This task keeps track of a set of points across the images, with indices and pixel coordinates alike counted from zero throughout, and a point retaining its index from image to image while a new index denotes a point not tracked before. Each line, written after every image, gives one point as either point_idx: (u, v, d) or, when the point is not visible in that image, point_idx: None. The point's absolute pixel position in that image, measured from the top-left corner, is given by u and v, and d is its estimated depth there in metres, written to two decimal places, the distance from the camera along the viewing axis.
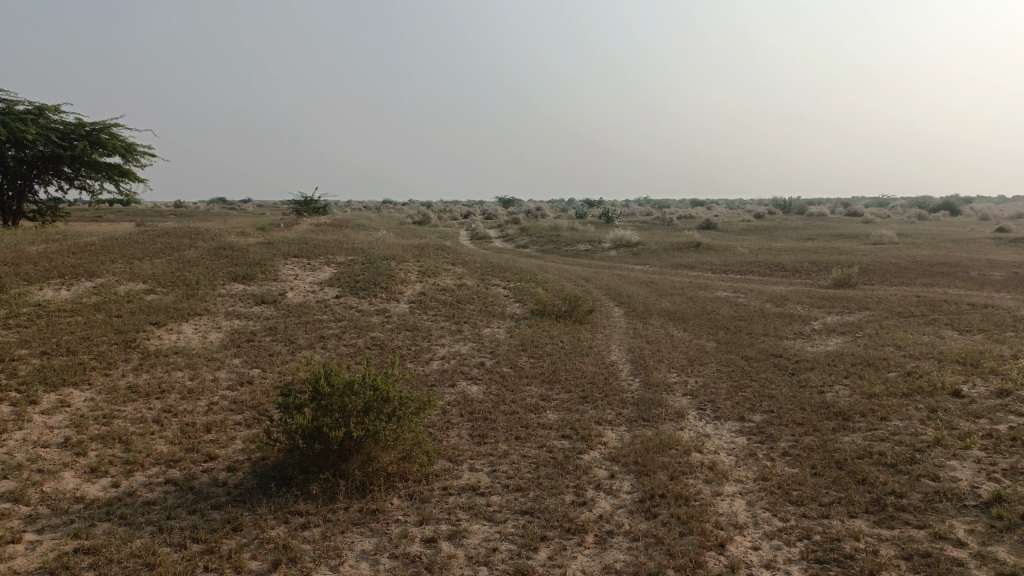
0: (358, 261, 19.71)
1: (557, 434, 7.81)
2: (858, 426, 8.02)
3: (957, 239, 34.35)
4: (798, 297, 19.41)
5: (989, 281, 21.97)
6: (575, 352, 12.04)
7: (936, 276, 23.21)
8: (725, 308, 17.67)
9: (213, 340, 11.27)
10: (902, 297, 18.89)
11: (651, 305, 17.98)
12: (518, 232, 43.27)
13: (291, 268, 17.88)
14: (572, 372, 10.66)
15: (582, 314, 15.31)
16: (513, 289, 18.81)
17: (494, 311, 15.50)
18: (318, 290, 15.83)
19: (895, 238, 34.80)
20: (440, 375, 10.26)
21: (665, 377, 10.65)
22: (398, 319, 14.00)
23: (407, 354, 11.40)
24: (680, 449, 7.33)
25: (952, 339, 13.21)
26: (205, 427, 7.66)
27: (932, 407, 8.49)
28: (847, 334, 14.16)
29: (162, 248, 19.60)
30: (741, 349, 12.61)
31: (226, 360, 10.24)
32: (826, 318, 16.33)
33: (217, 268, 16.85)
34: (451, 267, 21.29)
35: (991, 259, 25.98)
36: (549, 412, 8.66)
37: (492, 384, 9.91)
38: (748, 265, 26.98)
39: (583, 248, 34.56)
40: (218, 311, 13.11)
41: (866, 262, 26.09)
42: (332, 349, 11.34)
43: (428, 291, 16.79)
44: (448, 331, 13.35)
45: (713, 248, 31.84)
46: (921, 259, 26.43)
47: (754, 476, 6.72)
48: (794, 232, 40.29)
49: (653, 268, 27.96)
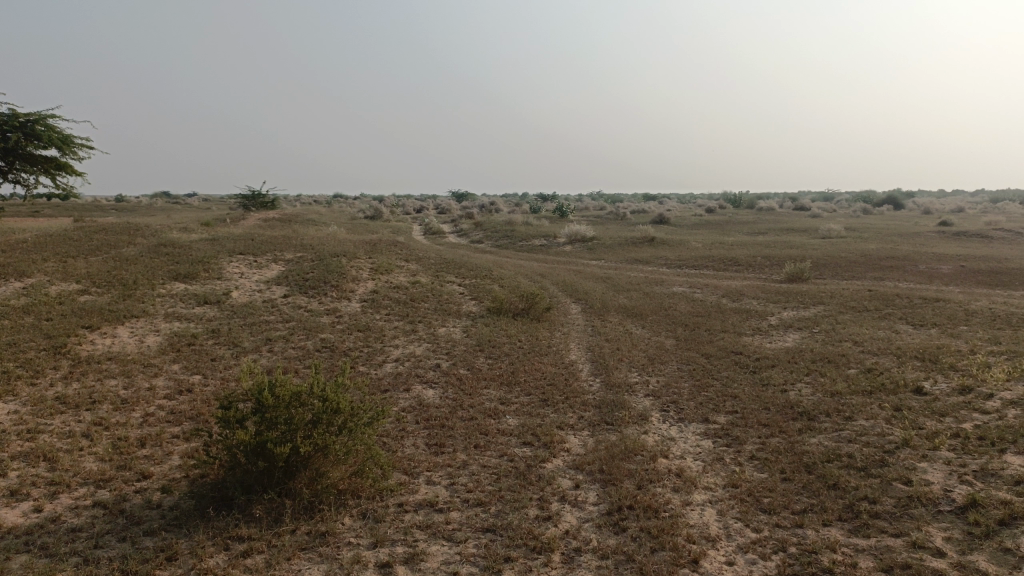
0: (307, 258, 19.08)
1: (517, 441, 7.47)
2: (824, 427, 7.85)
3: (903, 233, 35.03)
4: (753, 292, 19.41)
5: (937, 275, 22.32)
6: (533, 352, 11.72)
7: (885, 269, 23.52)
8: (682, 304, 17.53)
9: (151, 344, 10.65)
10: (854, 291, 19.01)
11: (608, 301, 17.75)
12: (472, 227, 42.77)
13: (236, 266, 17.19)
14: (531, 373, 10.33)
15: (539, 312, 14.99)
16: (468, 286, 18.41)
17: (449, 310, 15.08)
18: (265, 289, 15.21)
19: (843, 232, 35.30)
20: (393, 379, 9.83)
21: (626, 377, 10.39)
22: (349, 319, 13.50)
23: (358, 357, 10.93)
24: (646, 455, 7.06)
25: (908, 334, 13.24)
26: (140, 441, 7.13)
27: (896, 406, 8.37)
28: (804, 330, 14.13)
29: (100, 245, 18.69)
30: (701, 347, 12.44)
31: (164, 367, 9.65)
32: (782, 313, 16.31)
33: (157, 266, 16.10)
34: (404, 264, 20.79)
35: (937, 253, 26.46)
36: (508, 417, 8.31)
37: (449, 387, 9.52)
38: (703, 259, 27.02)
39: (538, 243, 34.32)
40: (158, 312, 12.45)
41: (817, 256, 26.31)
42: (280, 353, 10.81)
43: (380, 290, 16.29)
44: (401, 331, 12.90)
45: (667, 242, 31.87)
46: (870, 252, 26.77)
47: (723, 483, 6.47)
48: (745, 227, 40.67)
49: (608, 263, 27.81)
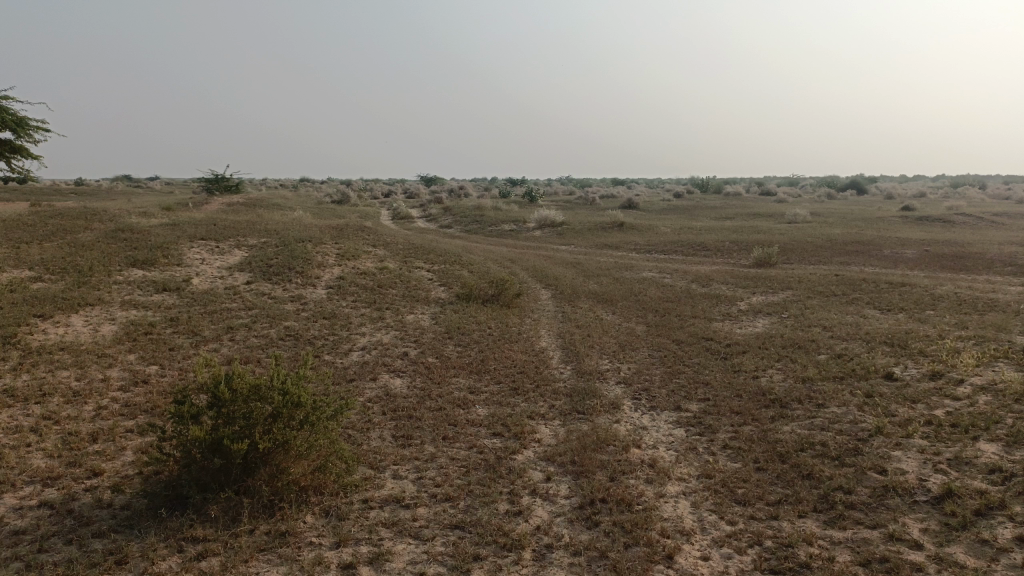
0: (271, 243, 18.64)
1: (486, 432, 7.28)
2: (797, 414, 7.77)
3: (867, 218, 35.44)
4: (722, 276, 19.42)
5: (901, 259, 22.53)
6: (503, 339, 11.52)
7: (851, 254, 23.70)
8: (652, 289, 17.44)
9: (105, 334, 10.25)
10: (822, 275, 19.10)
11: (578, 287, 17.61)
12: (441, 211, 42.36)
13: (198, 252, 16.72)
14: (501, 361, 10.13)
15: (509, 298, 14.79)
16: (437, 271, 18.15)
17: (417, 296, 14.81)
18: (227, 275, 14.80)
19: (809, 217, 35.58)
20: (360, 368, 9.56)
21: (597, 364, 10.24)
22: (315, 306, 13.18)
23: (323, 346, 10.64)
24: (618, 446, 6.90)
25: (876, 318, 13.28)
26: (92, 436, 6.80)
27: (868, 392, 8.34)
28: (774, 314, 14.12)
29: (54, 230, 18.07)
30: (672, 332, 12.35)
31: (119, 358, 9.28)
32: (751, 298, 16.29)
33: (115, 252, 15.60)
34: (371, 249, 20.44)
35: (901, 237, 26.76)
36: (478, 407, 8.11)
37: (416, 376, 9.29)
38: (672, 244, 27.02)
39: (508, 228, 34.09)
40: (114, 300, 12.02)
41: (784, 240, 26.44)
42: (242, 342, 10.48)
43: (346, 276, 15.96)
44: (368, 318, 12.62)
45: (636, 227, 31.86)
46: (836, 237, 26.98)
47: (697, 473, 6.34)
48: (713, 211, 40.83)
49: (577, 248, 27.71)
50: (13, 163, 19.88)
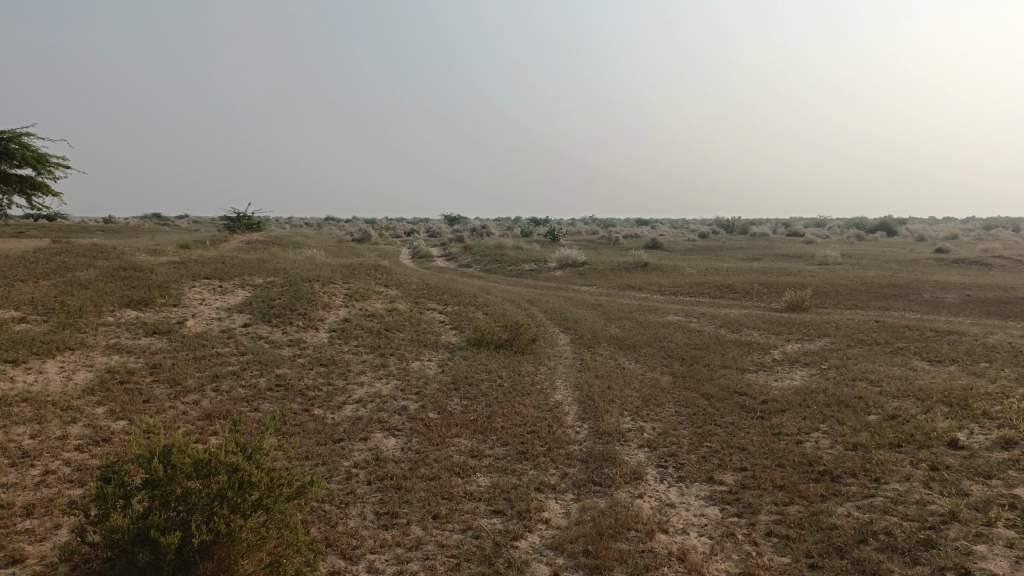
0: (277, 283, 17.83)
1: (486, 509, 6.23)
2: (851, 492, 6.63)
3: (901, 260, 34.09)
4: (752, 321, 18.26)
5: (943, 305, 21.21)
6: (514, 391, 10.49)
7: (889, 298, 22.44)
8: (678, 335, 16.34)
9: (78, 383, 9.38)
10: (860, 321, 17.87)
11: (599, 331, 16.55)
12: (462, 250, 41.67)
13: (198, 292, 15.92)
14: (510, 418, 9.08)
15: (523, 344, 13.75)
16: (449, 313, 17.23)
17: (426, 341, 13.84)
18: (225, 318, 13.95)
19: (840, 258, 34.35)
20: (352, 425, 8.58)
21: (617, 423, 9.17)
22: (313, 351, 12.25)
23: (315, 397, 9.68)
24: (641, 531, 5.82)
25: (925, 371, 12.07)
26: (26, 510, 5.82)
27: (933, 464, 7.16)
28: (811, 365, 12.96)
29: (56, 269, 17.38)
30: (700, 385, 11.23)
31: (85, 411, 8.37)
32: (786, 346, 15.12)
33: (111, 291, 14.85)
34: (382, 289, 19.59)
35: (939, 281, 25.47)
36: (478, 476, 7.06)
37: (413, 436, 8.26)
38: (697, 286, 25.93)
39: (528, 268, 33.21)
40: (98, 345, 11.17)
41: (817, 283, 25.25)
42: (226, 393, 9.56)
43: (352, 318, 15.06)
44: (370, 366, 11.66)
45: (661, 267, 30.83)
46: (871, 280, 25.73)
47: (736, 571, 5.24)
48: (739, 252, 39.79)
49: (599, 289, 26.66)
50: (32, 199, 19.34)
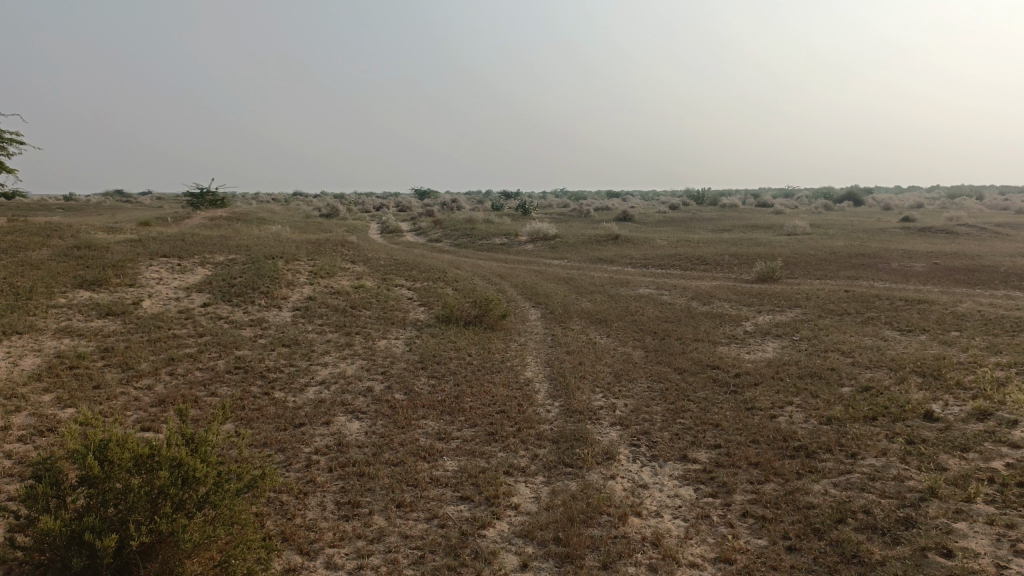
0: (239, 261, 17.32)
1: (452, 495, 5.97)
2: (828, 468, 6.47)
3: (869, 229, 34.26)
4: (724, 293, 18.15)
5: (911, 273, 21.28)
6: (484, 369, 10.22)
7: (858, 268, 22.50)
8: (649, 308, 16.17)
9: (24, 368, 8.91)
10: (830, 291, 17.82)
11: (570, 305, 16.31)
12: (431, 224, 41.21)
13: (156, 271, 15.39)
14: (479, 398, 8.81)
15: (493, 320, 13.46)
16: (417, 290, 16.89)
17: (393, 318, 13.49)
18: (184, 298, 13.48)
19: (808, 229, 34.45)
20: (314, 408, 8.25)
21: (589, 400, 8.95)
22: (276, 331, 11.86)
23: (276, 380, 9.32)
24: (614, 515, 5.60)
25: (896, 341, 12.01)
26: None
27: (909, 438, 7.03)
28: (783, 337, 12.85)
29: (7, 249, 16.69)
30: (672, 360, 11.05)
31: (30, 399, 7.94)
32: (757, 317, 15.02)
33: (63, 272, 14.26)
34: (348, 266, 19.16)
35: (906, 250, 25.60)
36: (445, 459, 6.79)
37: (378, 419, 7.96)
38: (668, 258, 25.80)
39: (498, 242, 32.87)
40: (47, 328, 10.67)
41: (787, 253, 25.24)
42: (183, 377, 9.16)
43: (317, 296, 14.64)
44: (335, 345, 11.31)
45: (632, 240, 30.69)
46: (840, 249, 25.79)
47: (713, 556, 5.04)
48: (709, 223, 39.77)
49: (571, 263, 26.42)
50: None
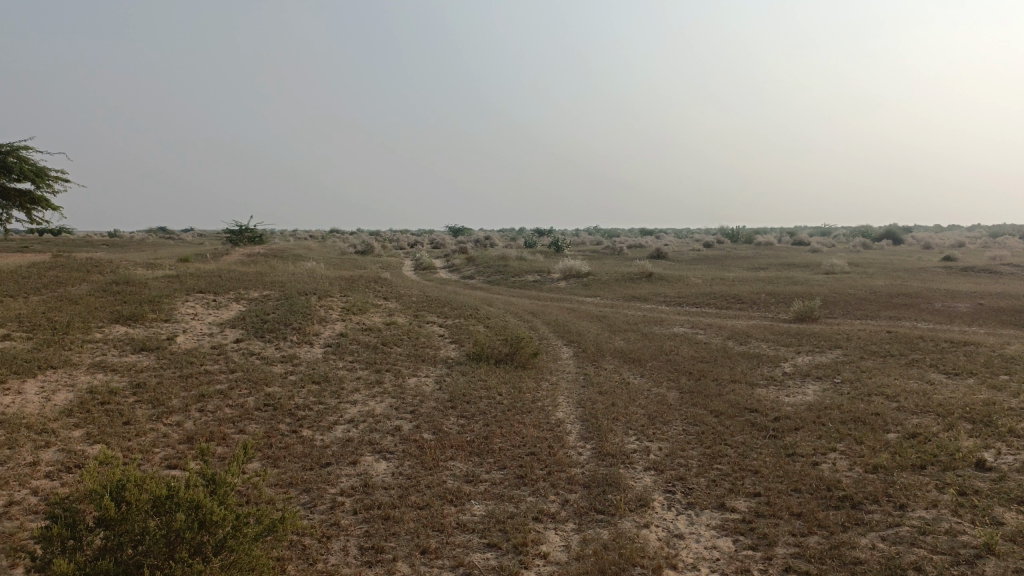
0: (273, 297, 17.42)
1: (479, 542, 5.77)
2: (874, 520, 6.14)
3: (910, 269, 33.52)
4: (761, 333, 17.77)
5: (956, 314, 20.66)
6: (514, 409, 10.03)
7: (900, 308, 21.94)
8: (684, 347, 15.85)
9: (57, 403, 8.95)
10: (871, 332, 17.35)
11: (603, 344, 16.07)
12: (465, 262, 41.34)
13: (191, 307, 15.52)
14: (508, 438, 8.61)
15: (525, 358, 13.28)
16: (449, 327, 16.80)
17: (423, 356, 13.38)
18: (217, 333, 13.53)
19: (847, 267, 33.82)
20: (342, 447, 8.13)
21: (622, 443, 8.70)
22: (306, 368, 11.81)
23: (305, 417, 9.23)
24: (647, 567, 5.35)
25: (943, 385, 11.57)
26: None
27: (960, 489, 6.67)
28: (824, 379, 12.47)
29: (48, 283, 16.99)
30: (708, 401, 10.75)
31: (60, 433, 7.93)
32: (796, 358, 14.63)
33: (101, 306, 14.44)
34: (381, 302, 19.17)
35: (950, 289, 24.92)
36: (472, 503, 6.59)
37: (405, 460, 7.80)
38: (704, 296, 25.45)
39: (531, 279, 32.80)
40: (82, 363, 10.75)
41: (825, 292, 24.75)
42: (212, 413, 9.11)
43: (348, 333, 14.61)
44: (365, 383, 11.22)
45: (666, 277, 30.38)
46: (881, 288, 25.21)
47: None
48: (745, 261, 39.29)
49: (604, 300, 26.18)
50: (31, 213, 18.91)
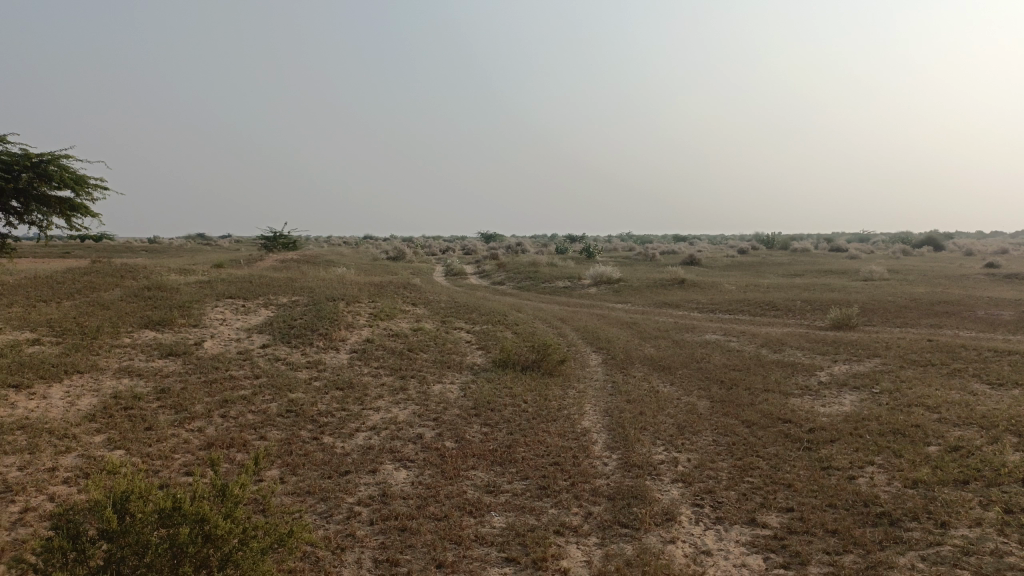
0: (302, 302, 17.43)
1: (497, 556, 5.57)
2: (915, 538, 5.82)
3: (951, 275, 32.61)
4: (795, 340, 17.34)
5: (1000, 322, 19.99)
6: (539, 417, 9.83)
7: (941, 315, 21.29)
8: (716, 355, 15.50)
9: (81, 408, 8.95)
10: (911, 340, 16.82)
11: (633, 351, 15.79)
12: (495, 267, 41.25)
13: (220, 312, 15.58)
14: (532, 448, 8.40)
15: (552, 365, 13.07)
16: (477, 333, 16.65)
17: (449, 362, 13.24)
18: (244, 339, 13.53)
19: (886, 274, 33.03)
20: (362, 455, 7.99)
21: (649, 453, 8.44)
22: (331, 374, 11.73)
23: (326, 424, 9.13)
24: None
25: (987, 396, 11.10)
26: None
27: (1007, 506, 6.31)
28: (861, 388, 12.07)
29: (82, 289, 17.19)
30: (740, 411, 10.44)
31: (82, 439, 7.91)
32: (832, 367, 14.21)
33: (131, 312, 14.54)
34: (409, 308, 19.11)
35: (994, 297, 24.14)
36: (492, 515, 6.40)
37: (426, 468, 7.64)
38: (737, 303, 24.99)
39: (562, 285, 32.56)
40: (109, 368, 10.78)
41: (863, 299, 24.13)
42: (234, 419, 9.05)
43: (374, 338, 14.54)
44: (389, 389, 11.10)
45: (699, 284, 29.93)
46: (921, 296, 24.53)
47: None
48: (780, 268, 38.61)
49: (634, 307, 25.87)
50: (69, 220, 19.19)
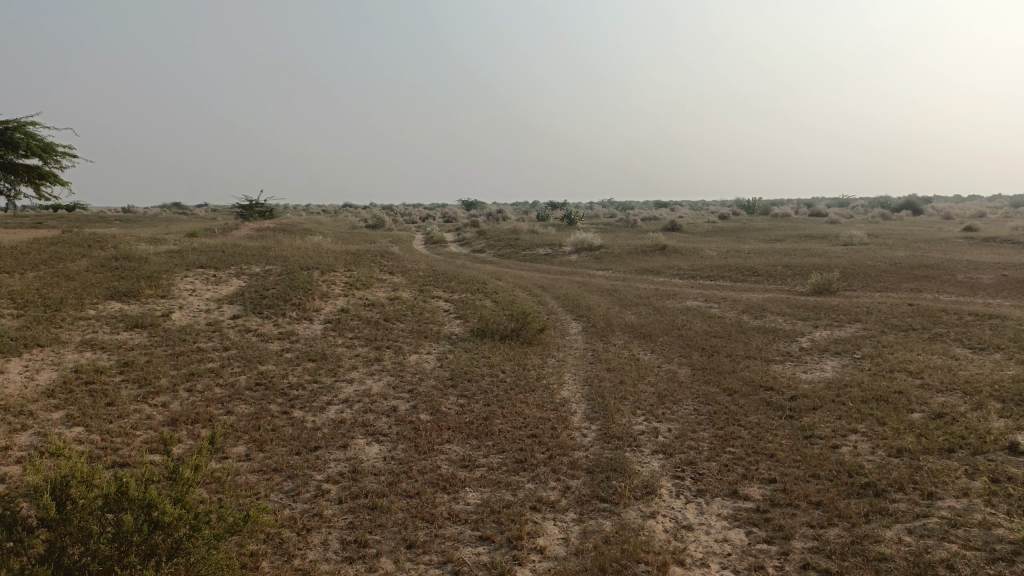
0: (275, 272, 17.01)
1: (471, 534, 5.35)
2: (901, 510, 5.66)
3: (929, 239, 32.64)
4: (777, 306, 17.22)
5: (979, 285, 19.99)
6: (517, 388, 9.60)
7: (921, 279, 21.25)
8: (697, 322, 15.33)
9: (39, 383, 8.59)
10: (892, 305, 16.73)
11: (613, 318, 15.58)
12: (475, 235, 40.81)
13: (191, 282, 15.16)
14: (510, 420, 8.17)
15: (531, 334, 12.83)
16: (455, 301, 16.36)
17: (426, 332, 12.96)
18: (214, 310, 13.14)
19: (866, 238, 32.99)
20: (334, 429, 7.73)
21: (629, 424, 8.24)
22: (304, 345, 11.40)
23: (297, 398, 8.83)
24: (652, 565, 4.91)
25: (969, 360, 10.99)
26: None
27: (994, 475, 6.16)
28: (843, 354, 11.94)
29: (49, 259, 16.67)
30: (722, 379, 10.26)
31: (39, 416, 7.58)
32: (813, 333, 14.08)
33: (98, 282, 14.08)
34: (386, 277, 18.75)
35: (972, 260, 24.15)
36: (467, 491, 6.17)
37: (399, 443, 7.39)
38: (718, 269, 24.84)
39: (543, 252, 32.25)
40: (71, 341, 10.38)
41: (844, 264, 24.04)
42: (200, 394, 8.73)
43: (350, 308, 14.21)
44: (363, 360, 10.81)
45: (680, 250, 29.74)
46: (901, 260, 24.49)
47: None
48: (761, 233, 38.48)
49: (615, 274, 25.66)
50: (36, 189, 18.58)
